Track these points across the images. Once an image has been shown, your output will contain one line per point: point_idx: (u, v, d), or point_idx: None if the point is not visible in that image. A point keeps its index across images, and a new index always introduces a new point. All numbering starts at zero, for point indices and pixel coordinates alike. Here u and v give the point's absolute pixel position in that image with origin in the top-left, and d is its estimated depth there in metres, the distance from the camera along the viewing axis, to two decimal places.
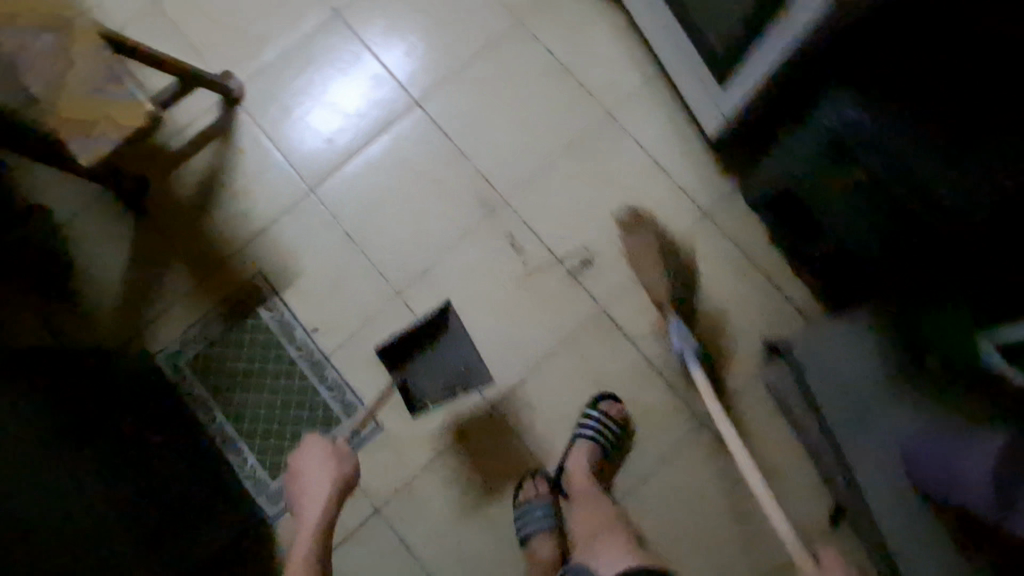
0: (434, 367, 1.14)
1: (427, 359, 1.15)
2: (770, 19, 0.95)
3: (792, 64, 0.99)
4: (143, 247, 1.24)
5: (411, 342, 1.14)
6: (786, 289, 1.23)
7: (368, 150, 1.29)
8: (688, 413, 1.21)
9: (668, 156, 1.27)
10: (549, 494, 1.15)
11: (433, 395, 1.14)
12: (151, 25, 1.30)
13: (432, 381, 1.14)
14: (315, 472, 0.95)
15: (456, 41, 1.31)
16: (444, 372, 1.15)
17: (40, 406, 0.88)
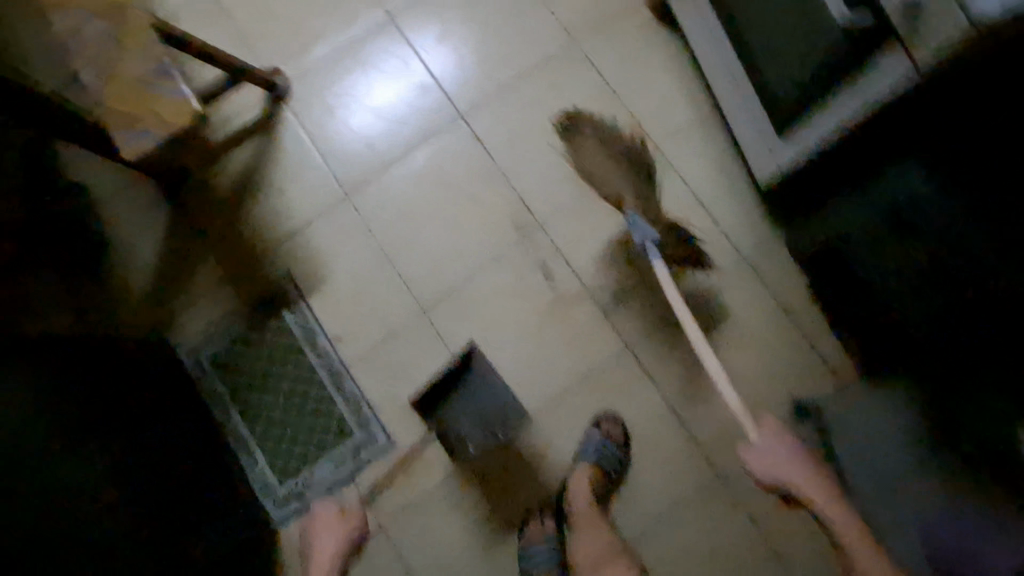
0: (469, 411, 1.19)
1: (461, 403, 1.20)
2: (843, 80, 0.90)
3: (861, 128, 0.93)
4: (175, 237, 1.23)
5: (442, 388, 1.19)
6: (818, 346, 1.20)
7: (407, 161, 1.26)
8: (704, 462, 1.19)
9: (713, 198, 1.24)
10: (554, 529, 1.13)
11: (477, 442, 1.18)
12: (203, 12, 1.28)
13: (470, 424, 1.19)
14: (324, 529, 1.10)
15: (508, 56, 1.28)
16: (481, 416, 1.19)
17: (62, 401, 0.87)
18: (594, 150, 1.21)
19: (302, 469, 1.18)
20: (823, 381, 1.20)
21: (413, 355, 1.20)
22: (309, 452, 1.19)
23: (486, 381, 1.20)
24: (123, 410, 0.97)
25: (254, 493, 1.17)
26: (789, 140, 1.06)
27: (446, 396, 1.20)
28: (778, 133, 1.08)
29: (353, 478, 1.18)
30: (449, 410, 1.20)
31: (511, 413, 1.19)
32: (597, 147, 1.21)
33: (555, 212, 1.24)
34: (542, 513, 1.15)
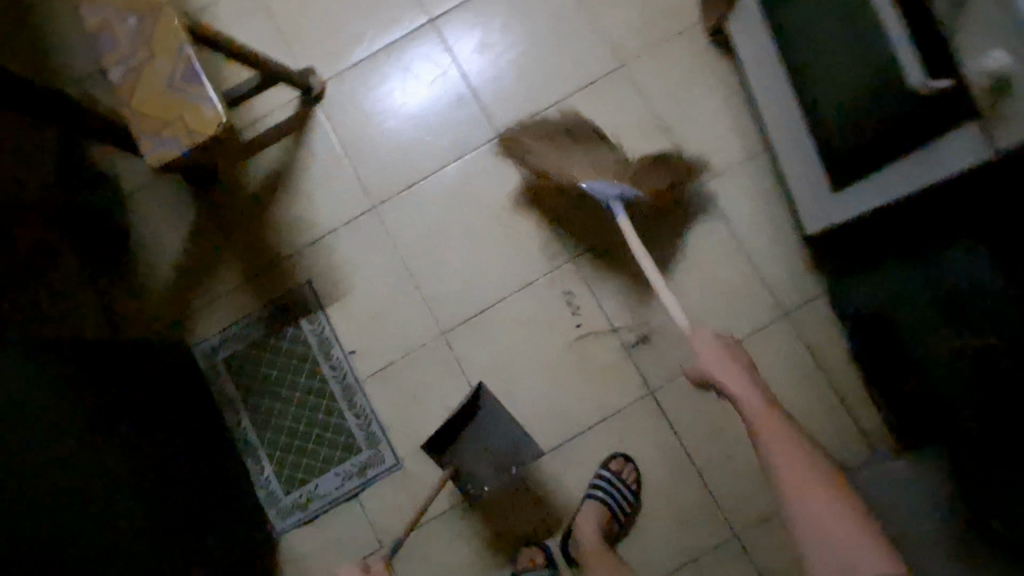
0: (482, 451, 1.12)
1: (472, 445, 1.11)
2: (911, 143, 0.84)
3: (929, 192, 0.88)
4: (198, 234, 1.22)
5: (452, 431, 1.09)
6: (851, 407, 1.15)
7: (438, 174, 1.22)
8: (721, 519, 1.12)
9: (755, 242, 1.18)
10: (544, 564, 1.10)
11: (491, 480, 1.13)
12: (246, 7, 1.26)
13: (483, 464, 1.12)
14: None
15: (552, 74, 1.23)
16: (494, 455, 1.12)
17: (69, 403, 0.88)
18: (533, 142, 1.13)
19: (307, 482, 1.17)
20: (856, 447, 1.14)
21: (427, 375, 1.18)
22: (315, 465, 1.17)
23: (498, 421, 1.11)
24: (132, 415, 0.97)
25: (258, 501, 1.16)
26: (845, 195, 1.00)
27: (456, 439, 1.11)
28: (833, 186, 1.02)
29: (357, 496, 1.16)
30: (461, 452, 1.11)
31: (525, 449, 1.11)
32: (534, 139, 1.14)
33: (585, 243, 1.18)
34: (539, 549, 1.12)
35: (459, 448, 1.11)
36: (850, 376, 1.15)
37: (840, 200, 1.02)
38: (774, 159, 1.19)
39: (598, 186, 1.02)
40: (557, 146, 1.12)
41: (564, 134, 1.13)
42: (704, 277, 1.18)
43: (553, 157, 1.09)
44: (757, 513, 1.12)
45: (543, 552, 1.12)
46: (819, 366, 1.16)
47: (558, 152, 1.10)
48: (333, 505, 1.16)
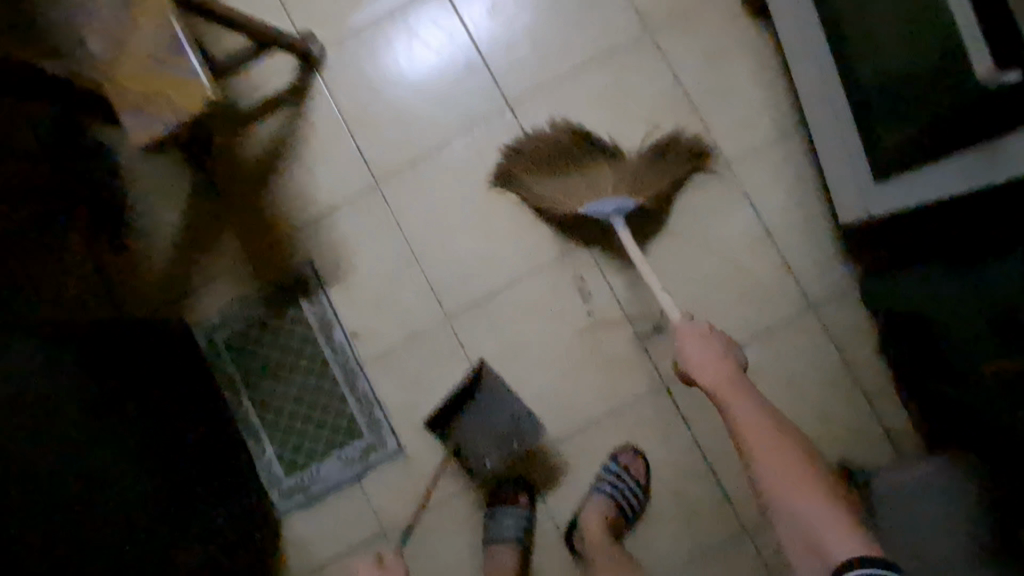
0: (485, 426, 1.11)
1: (476, 418, 1.12)
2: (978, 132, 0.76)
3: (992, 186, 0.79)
4: (198, 210, 1.18)
5: (457, 402, 1.11)
6: (880, 408, 1.08)
7: (446, 149, 1.15)
8: (733, 518, 1.08)
9: (784, 229, 1.10)
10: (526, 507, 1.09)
11: (493, 457, 1.11)
12: None
13: (485, 440, 1.11)
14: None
15: (568, 42, 1.14)
16: (498, 431, 1.11)
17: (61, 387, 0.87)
18: (539, 178, 1.07)
19: (308, 465, 1.15)
20: (880, 449, 1.07)
21: (429, 359, 1.13)
22: (316, 449, 1.15)
23: (501, 395, 1.11)
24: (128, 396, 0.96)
25: (260, 482, 1.15)
26: (890, 187, 0.92)
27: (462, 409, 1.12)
28: (875, 177, 0.94)
29: (359, 481, 1.14)
30: (464, 425, 1.12)
31: (526, 425, 1.11)
32: (539, 173, 1.07)
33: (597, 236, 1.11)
34: (515, 486, 1.10)
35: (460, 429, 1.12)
36: (878, 374, 1.08)
37: (885, 192, 0.93)
38: (809, 137, 1.10)
39: (593, 206, 1.00)
40: (566, 179, 1.06)
41: (565, 156, 1.07)
42: (727, 266, 1.10)
43: (565, 196, 1.05)
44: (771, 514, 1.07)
45: (525, 494, 1.10)
46: (846, 364, 1.08)
47: (567, 190, 1.05)
48: (334, 489, 1.15)
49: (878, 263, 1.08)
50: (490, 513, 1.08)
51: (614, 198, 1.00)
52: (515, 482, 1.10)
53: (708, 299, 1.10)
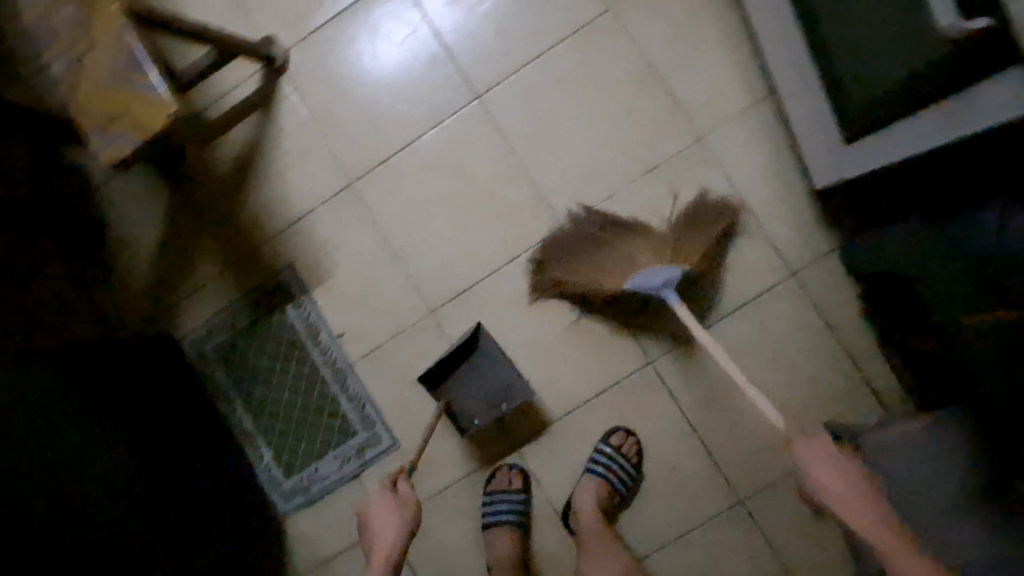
0: (477, 387, 1.08)
1: (468, 378, 1.08)
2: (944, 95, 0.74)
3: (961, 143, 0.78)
4: (175, 222, 1.19)
5: (451, 362, 1.07)
6: (865, 369, 1.08)
7: (417, 143, 1.15)
8: (726, 489, 1.09)
9: (760, 198, 1.10)
10: (522, 490, 1.10)
11: (481, 415, 1.07)
12: None
13: (476, 399, 1.08)
14: (377, 524, 0.92)
15: (531, 26, 1.13)
16: (487, 393, 1.07)
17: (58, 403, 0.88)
18: (565, 265, 1.07)
19: (307, 466, 1.16)
20: (868, 410, 1.08)
21: (416, 354, 1.14)
22: (313, 450, 1.16)
23: (497, 358, 1.06)
24: (128, 411, 0.98)
25: (260, 486, 1.16)
26: (862, 147, 0.91)
27: (455, 370, 1.08)
28: (846, 139, 0.93)
29: (357, 478, 1.15)
30: (456, 382, 1.08)
31: (516, 389, 1.05)
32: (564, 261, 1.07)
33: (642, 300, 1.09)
34: (511, 470, 1.11)
35: (454, 384, 1.08)
36: (862, 335, 1.08)
37: (857, 153, 0.93)
38: (780, 103, 1.09)
39: (641, 280, 0.98)
40: (598, 263, 1.05)
41: (592, 243, 1.06)
42: None
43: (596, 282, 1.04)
44: (763, 481, 1.08)
45: (522, 475, 1.11)
46: (829, 328, 1.09)
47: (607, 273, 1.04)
48: (333, 488, 1.16)
49: (856, 225, 1.08)
50: (487, 498, 1.09)
51: (660, 271, 0.98)
52: (511, 466, 1.11)
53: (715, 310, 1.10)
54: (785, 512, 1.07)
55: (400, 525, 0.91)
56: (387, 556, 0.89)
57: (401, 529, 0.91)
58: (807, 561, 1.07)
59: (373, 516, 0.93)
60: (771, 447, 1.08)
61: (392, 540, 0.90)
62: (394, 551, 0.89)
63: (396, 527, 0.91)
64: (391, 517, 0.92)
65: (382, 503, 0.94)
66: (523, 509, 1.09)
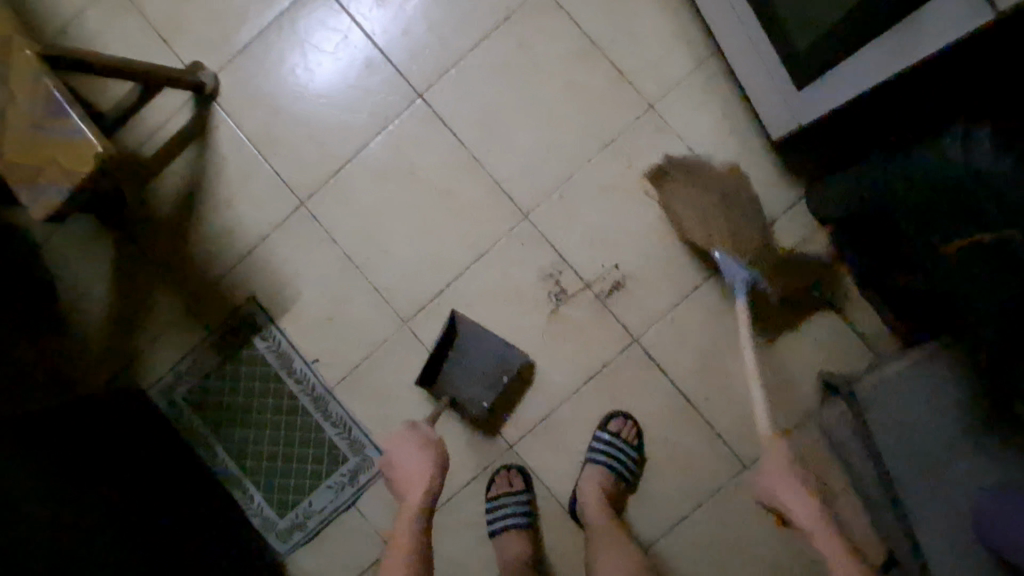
0: (470, 373, 1.05)
1: (460, 365, 1.05)
2: (884, 28, 0.74)
3: (910, 71, 0.77)
4: (126, 268, 1.13)
5: (438, 355, 1.05)
6: (848, 314, 1.07)
7: (364, 152, 1.11)
8: (731, 456, 1.07)
9: (722, 158, 1.08)
10: (525, 490, 1.06)
11: (488, 396, 1.04)
12: (119, 13, 1.14)
13: (474, 384, 1.05)
14: (406, 463, 0.92)
15: (464, 16, 1.10)
16: (484, 373, 1.05)
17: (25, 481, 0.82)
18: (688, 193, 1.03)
19: (300, 501, 1.11)
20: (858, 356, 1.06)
21: (397, 368, 1.10)
22: (304, 483, 1.11)
23: (481, 336, 1.05)
24: (104, 477, 0.92)
25: (254, 530, 1.11)
26: (812, 91, 0.90)
27: (444, 363, 1.06)
28: (797, 86, 0.92)
29: (354, 505, 1.10)
30: (450, 374, 1.05)
31: (510, 358, 1.04)
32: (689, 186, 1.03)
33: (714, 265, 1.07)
34: (511, 472, 1.07)
35: (448, 378, 1.05)
36: (842, 281, 1.07)
37: (808, 98, 0.91)
38: (726, 60, 1.08)
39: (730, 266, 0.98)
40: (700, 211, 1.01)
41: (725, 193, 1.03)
42: None
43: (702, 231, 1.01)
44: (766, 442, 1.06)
45: (523, 475, 1.07)
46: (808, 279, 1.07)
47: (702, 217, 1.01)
48: (330, 520, 1.10)
49: (818, 171, 1.07)
50: (489, 505, 1.06)
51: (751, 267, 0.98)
52: (511, 467, 1.08)
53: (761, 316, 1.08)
54: None
55: (429, 467, 0.90)
56: (415, 499, 0.89)
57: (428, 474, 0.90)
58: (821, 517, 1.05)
59: (403, 456, 0.93)
60: None
61: (420, 484, 0.89)
62: (421, 495, 0.89)
63: (422, 470, 0.91)
64: (418, 460, 0.92)
65: (413, 447, 0.93)
66: (528, 510, 1.06)
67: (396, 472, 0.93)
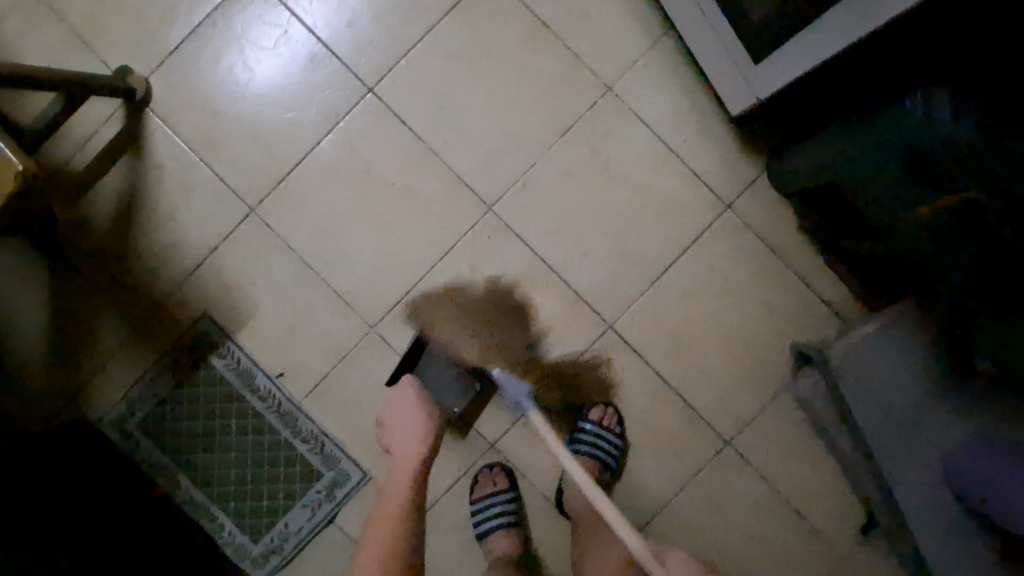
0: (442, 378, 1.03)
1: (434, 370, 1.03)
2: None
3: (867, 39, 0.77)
4: (62, 293, 1.05)
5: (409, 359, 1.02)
6: (816, 285, 1.07)
7: (315, 152, 1.05)
8: (711, 434, 1.06)
9: (681, 137, 1.07)
10: (509, 488, 1.03)
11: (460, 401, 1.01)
12: (34, 17, 1.05)
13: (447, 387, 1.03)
14: (405, 420, 0.96)
15: (411, 5, 1.06)
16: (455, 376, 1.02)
17: None
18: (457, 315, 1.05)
19: (275, 524, 1.05)
20: (828, 324, 1.07)
21: (366, 375, 1.06)
22: (277, 505, 1.05)
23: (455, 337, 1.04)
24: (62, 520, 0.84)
25: (227, 559, 1.04)
26: (770, 64, 0.90)
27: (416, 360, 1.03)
28: (754, 59, 0.92)
29: (333, 522, 1.05)
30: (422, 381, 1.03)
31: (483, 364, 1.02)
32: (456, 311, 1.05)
33: (679, 245, 1.07)
34: (494, 471, 1.04)
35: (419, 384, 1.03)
36: (806, 253, 1.07)
37: (766, 71, 0.91)
38: (680, 38, 1.07)
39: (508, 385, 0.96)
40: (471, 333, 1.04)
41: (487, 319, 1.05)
42: (641, 194, 1.07)
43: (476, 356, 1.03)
44: (745, 417, 1.07)
45: (506, 473, 1.04)
46: (774, 252, 1.07)
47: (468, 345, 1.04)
48: (308, 540, 1.05)
49: (777, 144, 1.07)
50: (474, 506, 1.03)
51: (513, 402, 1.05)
52: (493, 465, 1.05)
53: (729, 294, 1.07)
54: (772, 442, 1.07)
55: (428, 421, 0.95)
56: (411, 458, 0.92)
57: (428, 422, 0.95)
58: (802, 485, 1.06)
59: (403, 415, 0.96)
60: (745, 382, 1.07)
61: (419, 444, 0.93)
62: (419, 455, 0.92)
63: (421, 431, 0.94)
64: (417, 419, 0.95)
65: (409, 398, 0.98)
66: (514, 507, 1.03)
67: (394, 434, 0.95)
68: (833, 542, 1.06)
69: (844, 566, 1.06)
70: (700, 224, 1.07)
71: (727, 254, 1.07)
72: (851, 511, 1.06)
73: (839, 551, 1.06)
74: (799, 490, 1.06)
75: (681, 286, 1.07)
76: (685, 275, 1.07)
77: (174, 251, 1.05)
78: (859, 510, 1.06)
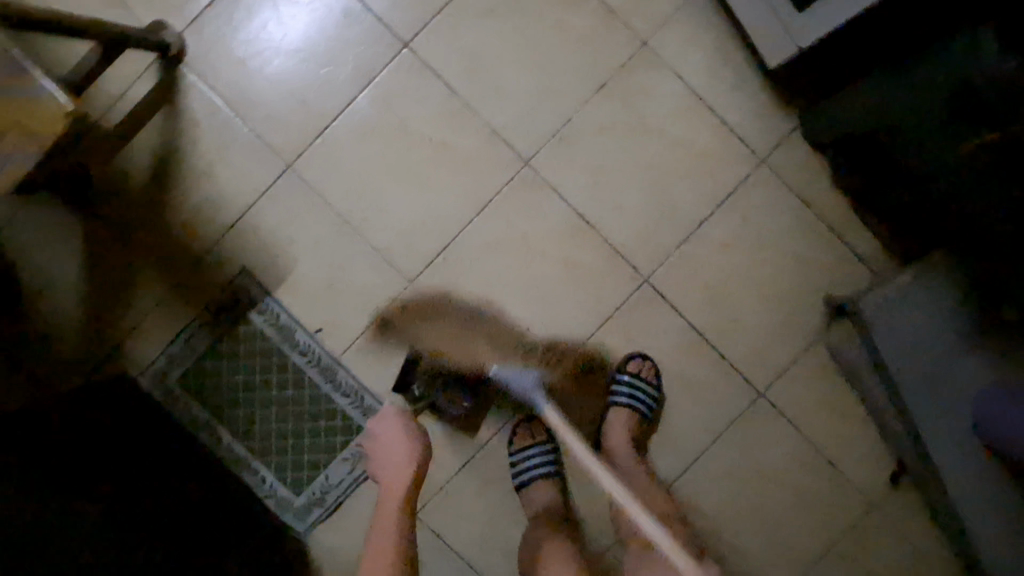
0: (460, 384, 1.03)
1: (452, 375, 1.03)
2: None
3: None
4: (99, 250, 1.05)
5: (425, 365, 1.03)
6: (849, 239, 1.08)
7: (350, 109, 1.06)
8: (745, 386, 1.08)
9: (716, 92, 1.07)
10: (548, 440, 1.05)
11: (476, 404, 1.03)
12: None
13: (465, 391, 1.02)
14: (390, 447, 0.91)
15: None
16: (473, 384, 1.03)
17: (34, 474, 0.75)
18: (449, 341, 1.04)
19: (316, 478, 1.06)
20: (859, 276, 1.08)
21: (404, 331, 1.06)
22: (318, 458, 1.06)
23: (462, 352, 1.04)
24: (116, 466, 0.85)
25: (270, 511, 1.06)
26: (812, 11, 0.90)
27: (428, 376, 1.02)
28: (796, 7, 0.92)
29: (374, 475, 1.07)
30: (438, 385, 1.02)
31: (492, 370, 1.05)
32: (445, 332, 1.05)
33: (714, 200, 1.08)
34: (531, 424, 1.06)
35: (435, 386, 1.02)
36: (838, 206, 1.08)
37: (806, 21, 0.92)
38: None
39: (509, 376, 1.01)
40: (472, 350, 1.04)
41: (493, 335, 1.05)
42: (675, 148, 1.07)
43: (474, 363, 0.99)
44: (778, 368, 1.08)
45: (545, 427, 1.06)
46: (807, 207, 1.08)
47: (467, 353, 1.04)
48: (349, 492, 1.07)
49: (810, 100, 1.08)
50: (514, 458, 1.04)
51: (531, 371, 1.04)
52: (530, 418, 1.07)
53: (763, 248, 1.08)
54: (804, 394, 1.09)
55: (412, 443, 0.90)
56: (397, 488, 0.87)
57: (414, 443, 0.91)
58: (833, 434, 1.08)
59: (387, 442, 0.92)
60: (779, 335, 1.08)
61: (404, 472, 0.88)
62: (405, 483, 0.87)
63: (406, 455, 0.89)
64: (402, 444, 0.90)
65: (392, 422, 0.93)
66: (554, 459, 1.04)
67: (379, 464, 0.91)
68: (864, 489, 1.08)
69: (874, 514, 1.08)
70: (734, 178, 1.08)
71: (760, 207, 1.08)
72: (882, 460, 1.08)
73: (870, 500, 1.08)
74: (832, 439, 1.08)
75: (715, 239, 1.08)
76: (720, 229, 1.08)
77: (210, 207, 1.05)
78: (890, 459, 1.08)
